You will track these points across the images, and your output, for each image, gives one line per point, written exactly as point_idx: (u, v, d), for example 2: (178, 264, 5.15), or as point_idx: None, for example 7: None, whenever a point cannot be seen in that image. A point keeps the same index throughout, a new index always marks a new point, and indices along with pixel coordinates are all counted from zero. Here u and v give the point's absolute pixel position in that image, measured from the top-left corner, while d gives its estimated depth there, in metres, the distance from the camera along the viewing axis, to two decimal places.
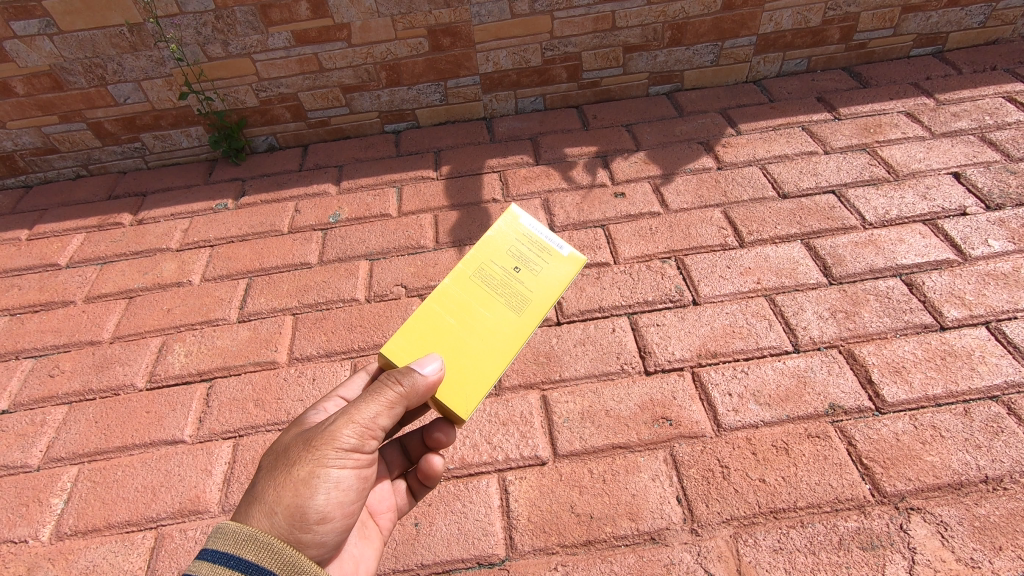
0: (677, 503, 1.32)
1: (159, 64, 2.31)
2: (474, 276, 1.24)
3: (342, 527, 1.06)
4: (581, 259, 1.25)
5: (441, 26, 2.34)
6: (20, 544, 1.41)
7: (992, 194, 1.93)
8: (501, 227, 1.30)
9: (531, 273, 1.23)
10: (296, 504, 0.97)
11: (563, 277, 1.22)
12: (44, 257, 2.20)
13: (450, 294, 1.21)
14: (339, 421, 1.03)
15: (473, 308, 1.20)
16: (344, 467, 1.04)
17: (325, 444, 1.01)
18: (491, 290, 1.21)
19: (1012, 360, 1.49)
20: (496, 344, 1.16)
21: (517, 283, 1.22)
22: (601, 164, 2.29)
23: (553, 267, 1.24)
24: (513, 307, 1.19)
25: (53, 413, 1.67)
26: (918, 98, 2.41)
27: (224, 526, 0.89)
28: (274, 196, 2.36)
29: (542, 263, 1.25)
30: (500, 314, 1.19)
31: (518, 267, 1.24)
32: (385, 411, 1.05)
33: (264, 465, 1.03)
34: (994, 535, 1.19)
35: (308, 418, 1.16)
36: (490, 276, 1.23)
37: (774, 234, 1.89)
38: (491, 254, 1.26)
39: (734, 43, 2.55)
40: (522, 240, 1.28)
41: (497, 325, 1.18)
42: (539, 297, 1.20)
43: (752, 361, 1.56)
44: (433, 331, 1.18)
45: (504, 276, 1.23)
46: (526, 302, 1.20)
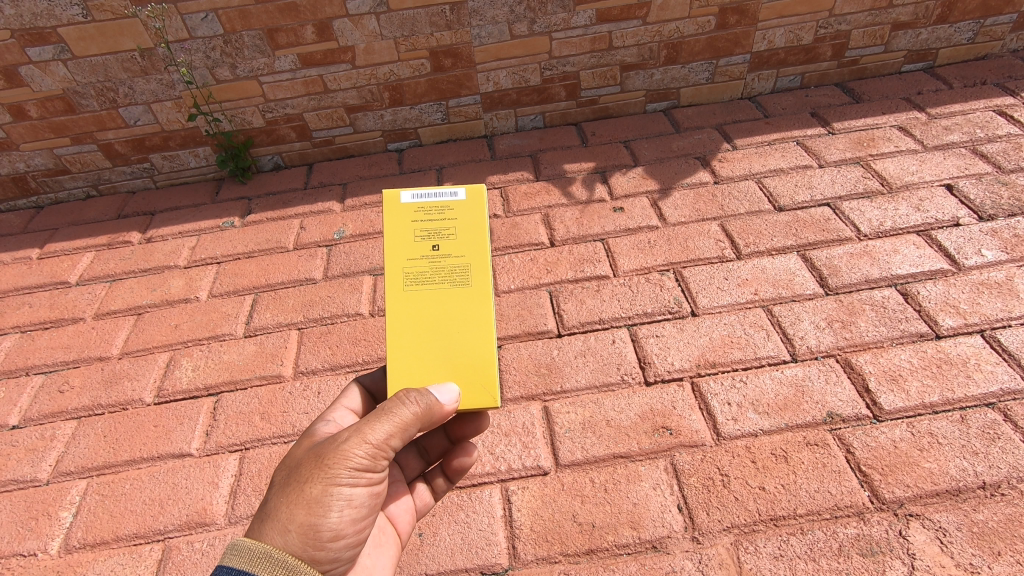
0: (678, 512, 1.33)
1: (169, 87, 2.38)
2: (405, 286, 1.17)
3: (354, 542, 1.05)
4: (480, 190, 1.21)
5: (442, 47, 2.41)
6: (29, 557, 1.43)
7: (985, 205, 1.97)
8: (388, 219, 1.19)
9: (451, 240, 1.18)
10: (309, 522, 0.96)
11: (479, 219, 1.19)
12: (55, 275, 2.24)
13: (400, 316, 1.16)
14: (351, 440, 1.01)
15: (431, 311, 1.16)
16: (356, 485, 1.02)
17: (337, 463, 0.99)
18: (438, 284, 1.17)
19: (1008, 368, 1.51)
20: (473, 323, 1.16)
21: (446, 259, 1.17)
22: (600, 180, 2.34)
23: (464, 214, 1.19)
24: (460, 283, 1.17)
25: (62, 428, 1.70)
26: (910, 112, 2.46)
27: (240, 544, 0.91)
28: (280, 214, 2.41)
29: (450, 221, 1.19)
30: (454, 297, 1.17)
31: (438, 244, 1.18)
32: (397, 432, 1.03)
33: (275, 478, 1.01)
34: (993, 541, 1.20)
35: (317, 430, 1.14)
36: (421, 272, 1.17)
37: (771, 246, 1.93)
38: (404, 253, 1.17)
39: (729, 60, 2.61)
40: (416, 216, 1.19)
41: (460, 310, 1.16)
42: (477, 255, 1.17)
43: (750, 371, 1.59)
44: (414, 355, 1.15)
45: (428, 263, 1.17)
46: (468, 270, 1.17)
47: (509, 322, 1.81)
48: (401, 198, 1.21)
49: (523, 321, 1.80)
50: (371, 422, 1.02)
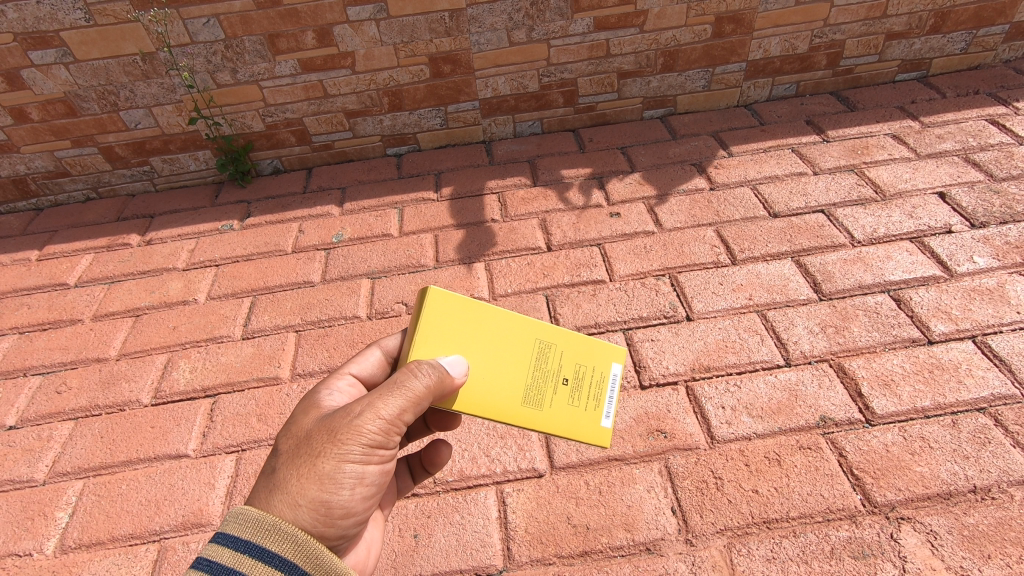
0: (672, 514, 1.34)
1: (170, 91, 2.40)
2: (538, 343, 1.12)
3: (362, 519, 1.04)
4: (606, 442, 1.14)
5: (441, 53, 2.43)
6: (25, 557, 1.43)
7: (977, 213, 1.99)
8: (604, 345, 1.19)
9: (567, 395, 1.13)
10: (320, 498, 0.95)
11: (574, 434, 1.12)
12: (54, 277, 2.25)
13: (508, 322, 1.11)
14: (364, 414, 0.99)
15: (506, 363, 1.09)
16: (368, 462, 1.01)
17: (350, 438, 0.98)
18: (536, 362, 1.11)
19: (999, 373, 1.52)
20: (493, 402, 1.06)
21: (552, 384, 1.11)
22: (596, 186, 2.36)
23: (577, 423, 1.12)
24: (528, 399, 1.08)
25: (60, 428, 1.70)
26: (903, 121, 2.49)
27: (245, 514, 0.88)
28: (279, 217, 2.42)
29: (580, 404, 1.14)
30: (522, 385, 1.09)
31: (574, 378, 1.15)
32: (410, 407, 1.00)
33: (284, 449, 1.00)
34: (983, 544, 1.22)
35: (323, 400, 1.11)
36: (552, 353, 1.13)
37: (766, 252, 1.95)
38: (566, 347, 1.15)
39: (725, 69, 2.64)
40: (592, 365, 1.17)
41: (506, 389, 1.08)
42: (566, 416, 1.12)
43: (745, 375, 1.60)
44: (470, 334, 1.07)
45: (553, 371, 1.12)
46: (537, 405, 1.09)
47: None
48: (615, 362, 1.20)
49: None
50: (384, 396, 0.99)
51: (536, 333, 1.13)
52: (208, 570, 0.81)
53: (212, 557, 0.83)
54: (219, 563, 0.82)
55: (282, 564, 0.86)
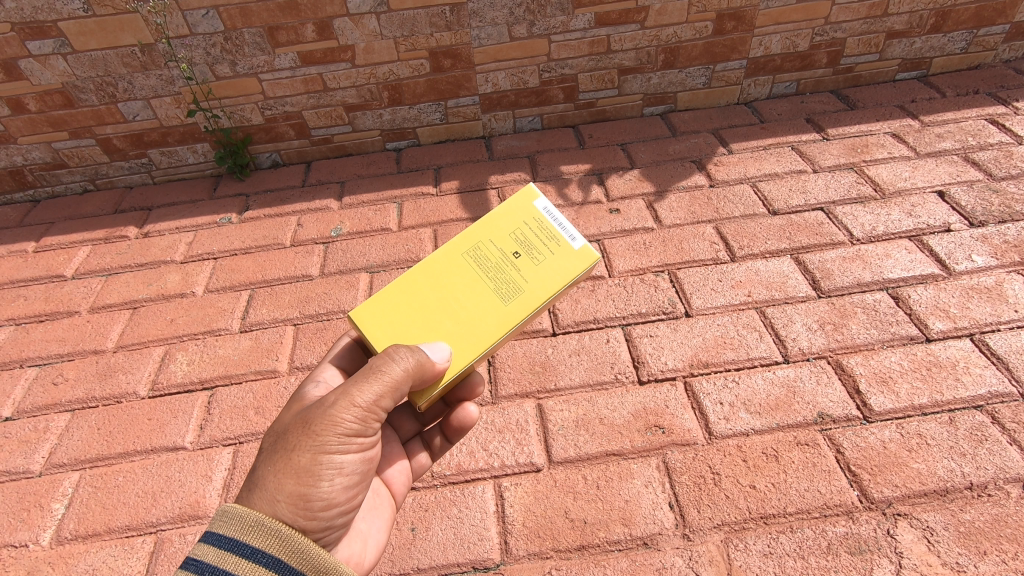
0: (669, 509, 1.34)
1: (168, 83, 2.39)
2: (465, 256, 1.21)
3: (346, 510, 1.06)
4: (593, 256, 1.16)
5: (441, 48, 2.43)
6: (21, 548, 1.42)
7: (976, 212, 1.99)
8: (511, 206, 1.24)
9: (529, 262, 1.17)
10: (300, 491, 0.96)
11: (568, 272, 1.14)
12: (51, 268, 2.24)
13: (434, 268, 1.20)
14: (338, 404, 1.01)
15: (461, 292, 1.17)
16: (347, 451, 1.03)
17: (325, 429, 1.00)
18: (482, 272, 1.18)
19: (996, 371, 1.53)
20: (482, 321, 1.13)
21: (513, 269, 1.17)
22: (596, 182, 2.36)
23: (557, 261, 1.16)
24: (505, 296, 1.14)
25: (56, 420, 1.69)
26: (903, 120, 2.49)
27: (231, 512, 0.90)
28: (277, 211, 2.41)
29: (544, 253, 1.17)
30: (484, 292, 1.16)
31: (522, 246, 1.19)
32: (386, 394, 1.03)
33: (264, 447, 1.02)
34: (979, 540, 1.22)
35: (305, 395, 1.15)
36: (484, 252, 1.21)
37: (765, 249, 1.95)
38: (489, 236, 1.22)
39: (725, 66, 2.64)
40: (525, 224, 1.22)
41: (485, 309, 1.14)
42: (545, 273, 1.15)
43: (743, 371, 1.60)
44: (416, 303, 1.17)
45: (502, 263, 1.18)
46: (517, 291, 1.14)
47: None
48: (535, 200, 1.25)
49: None
50: (358, 384, 1.02)
51: (459, 253, 1.22)
52: (196, 570, 0.84)
53: (200, 557, 0.86)
54: (205, 562, 0.85)
55: (268, 560, 0.88)
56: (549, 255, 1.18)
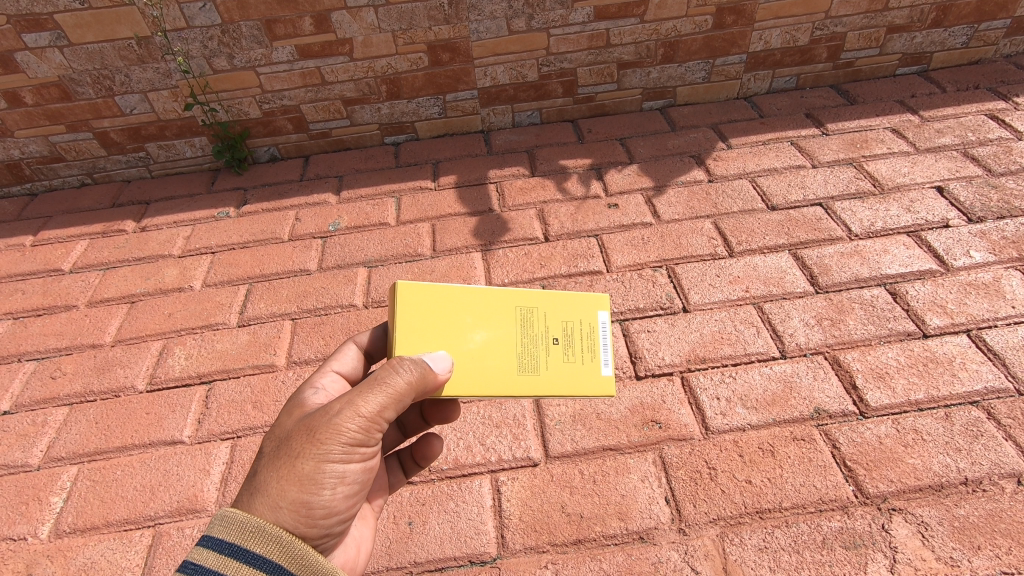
0: (665, 504, 1.35)
1: (166, 76, 2.37)
2: (517, 309, 1.13)
3: (346, 516, 1.05)
4: (612, 391, 1.11)
5: (440, 41, 2.41)
6: (19, 541, 1.43)
7: (974, 207, 1.99)
8: (582, 297, 1.17)
9: (560, 358, 1.11)
10: (302, 499, 0.94)
11: (582, 389, 1.10)
12: (48, 262, 2.24)
13: (484, 299, 1.12)
14: (344, 413, 0.98)
15: (491, 339, 1.10)
16: (349, 461, 1.01)
17: (330, 438, 0.97)
18: (520, 332, 1.11)
19: (992, 367, 1.53)
20: (488, 377, 1.07)
21: (543, 353, 1.11)
22: (595, 177, 2.35)
23: (582, 372, 1.11)
24: (522, 368, 1.08)
25: (54, 414, 1.70)
26: (903, 115, 2.49)
27: (231, 517, 0.88)
28: (275, 205, 2.41)
29: (575, 358, 1.12)
30: (508, 354, 1.09)
31: (566, 338, 1.13)
32: (390, 403, 1.00)
33: (266, 451, 1.00)
34: (973, 535, 1.23)
35: (307, 398, 1.12)
36: (533, 316, 1.13)
37: (763, 244, 1.95)
38: (547, 308, 1.14)
39: (725, 60, 2.63)
40: (581, 322, 1.15)
41: (500, 365, 1.08)
42: (564, 375, 1.10)
43: (740, 367, 1.60)
44: (448, 321, 1.08)
45: (540, 340, 1.12)
46: (534, 372, 1.09)
47: None
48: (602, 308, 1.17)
49: None
50: (364, 394, 0.99)
51: (515, 302, 1.14)
52: (195, 573, 0.83)
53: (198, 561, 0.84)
54: (205, 566, 0.83)
55: (268, 566, 0.87)
56: (578, 362, 1.12)
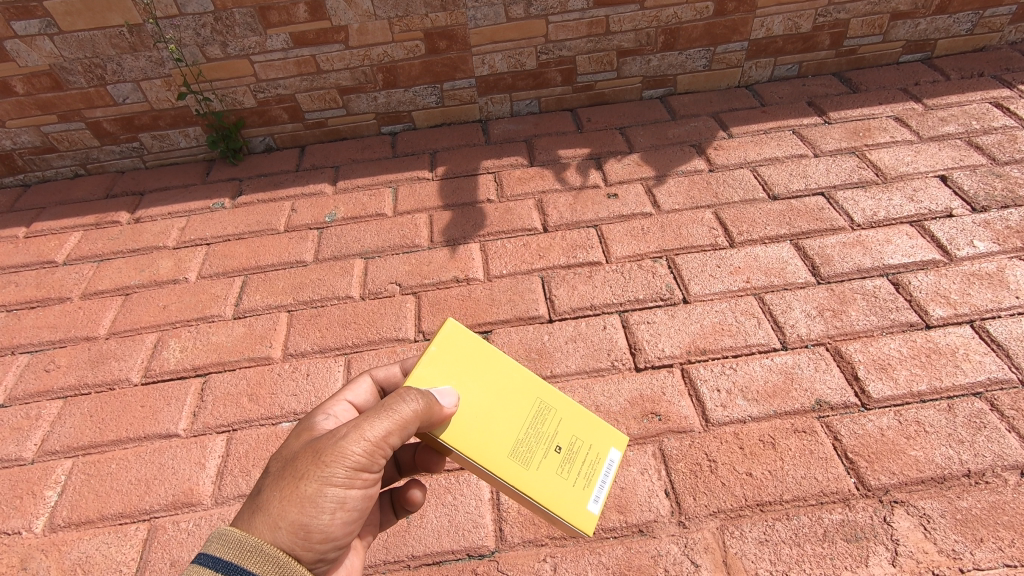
0: (665, 496, 1.33)
1: (158, 65, 2.34)
2: (539, 398, 1.12)
3: (344, 543, 1.01)
4: (586, 529, 1.02)
5: (437, 28, 2.37)
6: (13, 535, 1.41)
7: (978, 196, 1.97)
8: (604, 426, 1.15)
9: (556, 462, 1.06)
10: (300, 520, 0.92)
11: (562, 505, 1.02)
12: (42, 254, 2.21)
13: (516, 373, 1.13)
14: (349, 437, 0.97)
15: (503, 410, 1.08)
16: (351, 486, 0.98)
17: (334, 461, 0.95)
18: (531, 420, 1.09)
19: (996, 358, 1.51)
20: (478, 441, 1.03)
21: (541, 450, 1.07)
22: (594, 166, 2.32)
23: (569, 491, 1.04)
24: (515, 450, 1.04)
25: (48, 407, 1.68)
26: (906, 103, 2.45)
27: (228, 533, 0.87)
28: (271, 196, 2.38)
29: (568, 476, 1.05)
30: (509, 434, 1.05)
31: (569, 451, 1.09)
32: (396, 430, 0.98)
33: (271, 471, 0.99)
34: (975, 527, 1.22)
35: (316, 424, 1.10)
36: (551, 417, 1.12)
37: (764, 234, 1.92)
38: (566, 414, 1.13)
39: (726, 48, 2.59)
40: (592, 452, 1.11)
41: (496, 436, 1.05)
42: (553, 485, 1.03)
43: (741, 358, 1.59)
44: (472, 375, 1.10)
45: (546, 438, 1.08)
46: (523, 461, 1.03)
47: (502, 307, 1.80)
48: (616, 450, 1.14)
49: (514, 306, 1.79)
50: (371, 418, 0.97)
51: (541, 392, 1.13)
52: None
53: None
54: None
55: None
56: (570, 482, 1.05)
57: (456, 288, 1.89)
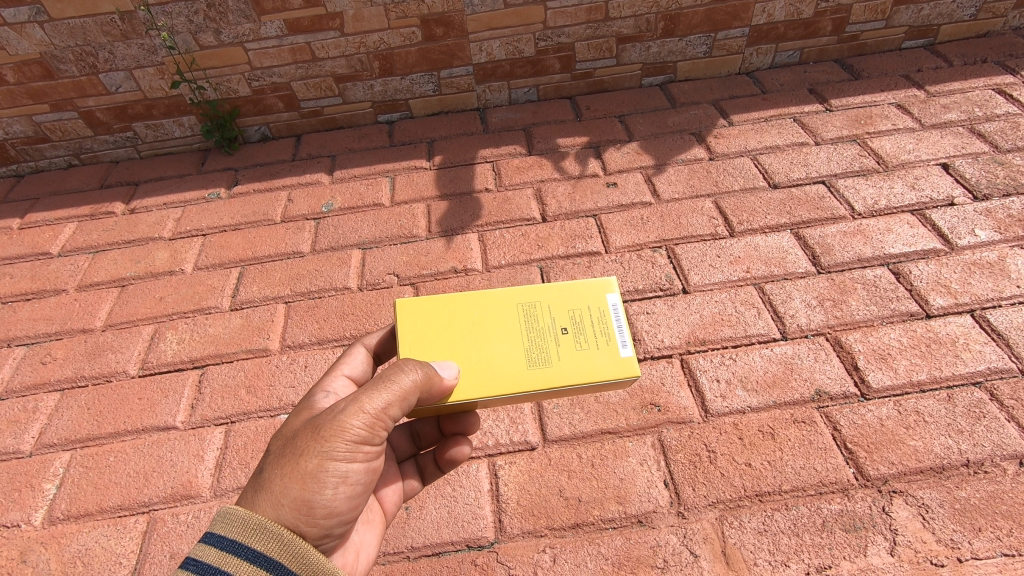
0: (664, 487, 1.33)
1: (151, 53, 2.30)
2: (519, 306, 1.15)
3: (348, 519, 1.00)
4: (632, 370, 1.07)
5: (434, 15, 2.34)
6: (12, 528, 1.41)
7: (980, 185, 1.95)
8: (583, 286, 1.17)
9: (570, 345, 1.09)
10: (303, 497, 0.91)
11: (595, 372, 1.06)
12: (36, 246, 2.19)
13: (486, 300, 1.16)
14: (349, 410, 0.96)
15: (497, 333, 1.11)
16: (353, 461, 0.97)
17: (335, 435, 0.94)
18: (527, 327, 1.12)
19: (996, 348, 1.51)
20: (495, 369, 1.07)
21: (553, 344, 1.10)
22: (593, 155, 2.30)
23: (593, 360, 1.08)
24: (530, 361, 1.08)
25: (45, 400, 1.67)
26: (908, 90, 2.43)
27: (232, 513, 0.87)
28: (267, 186, 2.36)
29: (587, 346, 1.09)
30: (517, 351, 1.09)
31: (573, 323, 1.12)
32: (396, 402, 0.97)
33: (272, 450, 0.97)
34: (974, 517, 1.22)
35: (316, 401, 1.09)
36: (538, 308, 1.14)
37: (764, 224, 1.91)
38: (548, 299, 1.15)
39: (727, 34, 2.56)
40: (591, 310, 1.14)
41: (507, 360, 1.08)
42: (579, 363, 1.07)
43: (740, 349, 1.58)
44: (453, 326, 1.12)
45: (546, 330, 1.11)
46: (545, 364, 1.08)
47: None
48: (607, 292, 1.16)
49: None
50: (370, 391, 0.96)
51: (514, 299, 1.16)
52: (197, 571, 0.82)
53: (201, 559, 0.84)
54: (206, 563, 0.83)
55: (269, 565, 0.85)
56: (593, 350, 1.09)
57: (454, 278, 1.88)
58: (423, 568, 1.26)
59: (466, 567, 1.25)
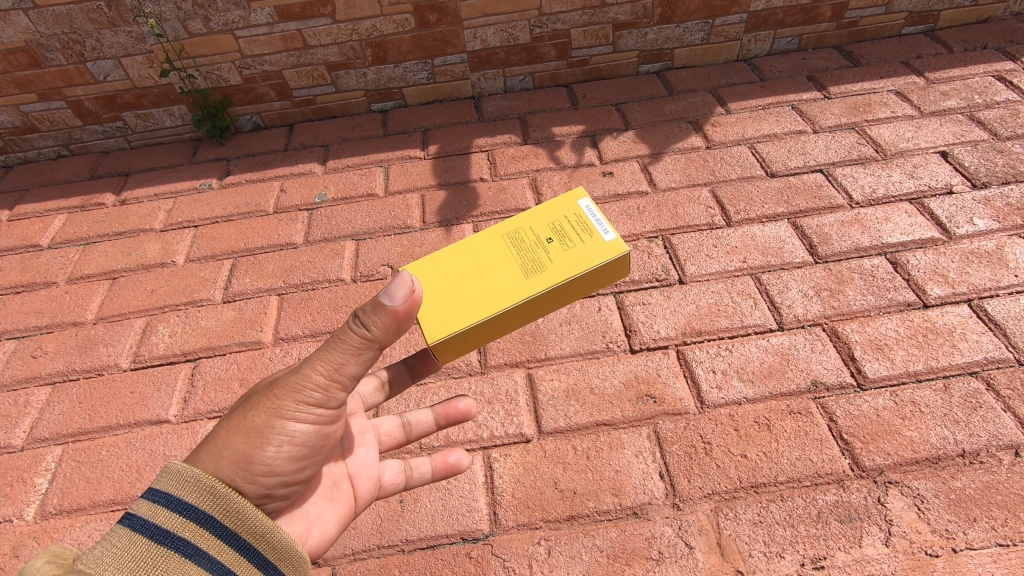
0: (659, 479, 1.33)
1: (139, 41, 2.26)
2: (505, 236, 1.18)
3: (291, 480, 1.01)
4: (622, 247, 1.10)
5: (427, 1, 2.30)
6: (4, 523, 1.41)
7: (979, 173, 1.93)
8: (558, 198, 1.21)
9: (561, 247, 1.12)
10: (244, 451, 0.92)
11: (592, 255, 1.10)
12: (26, 238, 2.17)
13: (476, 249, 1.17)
14: (302, 371, 0.96)
15: (487, 275, 1.12)
16: (301, 421, 0.98)
17: (286, 394, 0.95)
18: (517, 250, 1.15)
19: (993, 337, 1.50)
20: (482, 308, 1.07)
21: (545, 253, 1.13)
22: (589, 144, 2.28)
23: (588, 246, 1.12)
24: (524, 273, 1.10)
25: (36, 394, 1.66)
26: (908, 77, 2.40)
27: (171, 467, 0.87)
28: (259, 176, 2.33)
29: (578, 239, 1.13)
30: (508, 276, 1.11)
31: (557, 232, 1.15)
32: (349, 360, 0.96)
33: (231, 405, 1.00)
34: (969, 507, 1.22)
35: None
36: (525, 232, 1.17)
37: (762, 213, 1.89)
38: (537, 216, 1.19)
39: (725, 20, 2.52)
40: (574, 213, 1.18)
41: (497, 290, 1.09)
42: (568, 257, 1.11)
43: (736, 339, 1.57)
44: (449, 280, 1.13)
45: (533, 241, 1.15)
46: (539, 271, 1.10)
47: None
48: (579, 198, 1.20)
49: None
50: (322, 350, 0.95)
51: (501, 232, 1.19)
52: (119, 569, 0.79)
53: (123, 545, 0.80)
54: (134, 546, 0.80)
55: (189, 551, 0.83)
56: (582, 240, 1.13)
57: None
58: (417, 561, 1.26)
59: (461, 560, 1.25)
